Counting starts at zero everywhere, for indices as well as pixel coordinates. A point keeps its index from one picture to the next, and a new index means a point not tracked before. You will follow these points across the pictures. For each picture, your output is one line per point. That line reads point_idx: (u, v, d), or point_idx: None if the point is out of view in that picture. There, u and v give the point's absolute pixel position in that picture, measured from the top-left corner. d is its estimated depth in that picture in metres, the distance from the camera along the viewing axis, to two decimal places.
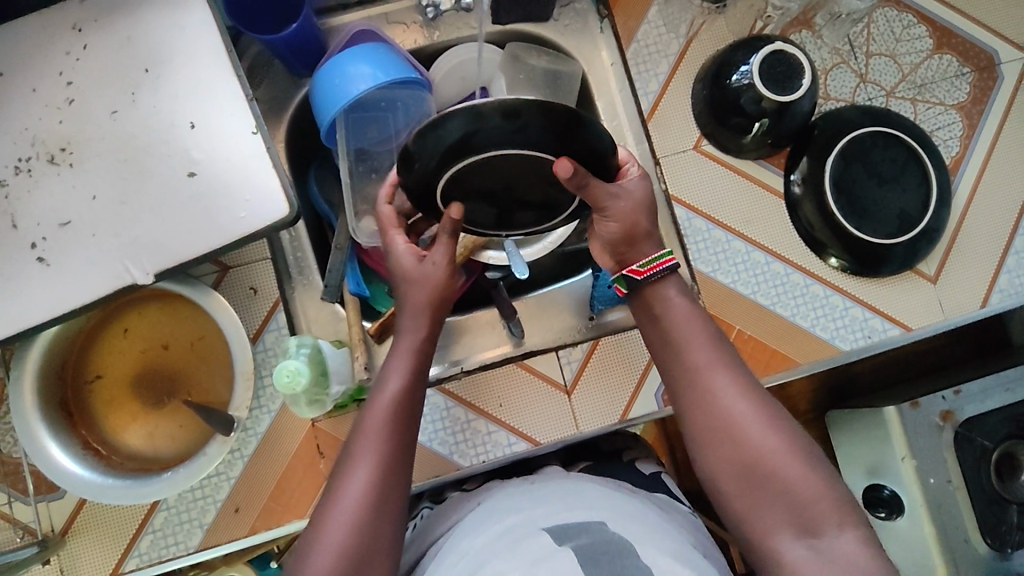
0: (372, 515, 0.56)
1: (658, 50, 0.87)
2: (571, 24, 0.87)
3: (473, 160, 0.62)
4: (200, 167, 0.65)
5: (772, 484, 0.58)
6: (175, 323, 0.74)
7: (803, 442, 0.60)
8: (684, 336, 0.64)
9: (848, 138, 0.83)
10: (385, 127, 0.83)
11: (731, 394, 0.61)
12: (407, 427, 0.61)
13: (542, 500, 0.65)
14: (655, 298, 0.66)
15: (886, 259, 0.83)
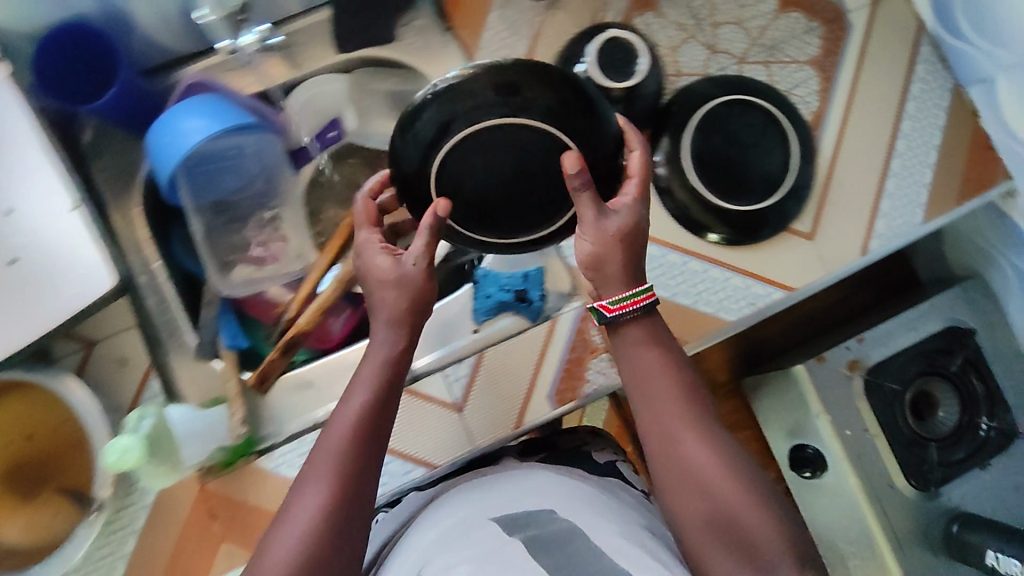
0: (328, 540, 0.50)
1: (503, 54, 0.87)
2: (413, 42, 0.86)
3: (482, 133, 0.52)
4: (22, 254, 0.63)
5: (734, 534, 0.52)
6: (26, 412, 0.76)
7: (763, 489, 0.54)
8: (657, 388, 0.57)
9: (702, 111, 0.83)
10: (241, 174, 0.81)
11: (703, 443, 0.54)
12: (370, 449, 0.54)
13: (492, 501, 0.62)
14: (625, 347, 0.59)
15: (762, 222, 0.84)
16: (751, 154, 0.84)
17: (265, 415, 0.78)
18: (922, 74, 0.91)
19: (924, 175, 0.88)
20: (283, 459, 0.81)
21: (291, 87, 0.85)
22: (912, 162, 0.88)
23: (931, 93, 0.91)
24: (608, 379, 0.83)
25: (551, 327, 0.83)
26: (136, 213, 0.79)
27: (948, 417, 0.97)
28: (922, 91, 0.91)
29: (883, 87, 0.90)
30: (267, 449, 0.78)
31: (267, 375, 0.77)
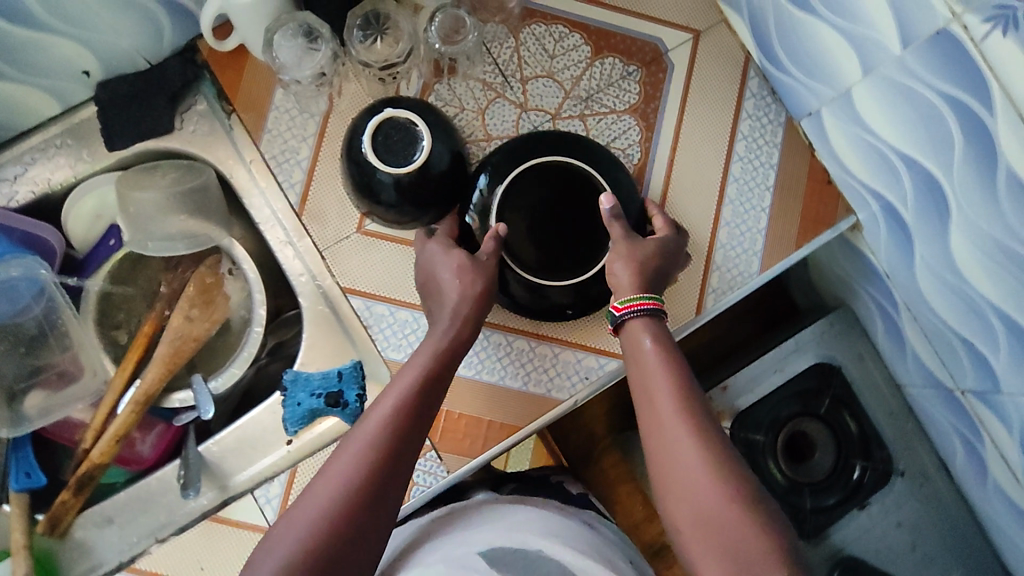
0: (340, 518, 0.54)
1: (294, 135, 0.81)
2: (199, 128, 0.82)
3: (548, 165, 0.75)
4: None
5: (723, 531, 0.55)
6: None
7: (747, 478, 0.58)
8: (653, 383, 0.65)
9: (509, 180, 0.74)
10: (12, 299, 0.78)
11: (687, 445, 0.60)
12: (413, 430, 0.61)
13: (483, 540, 0.64)
14: (633, 344, 0.69)
15: (608, 290, 0.77)
16: (569, 214, 0.75)
17: (66, 555, 0.75)
18: (752, 109, 0.86)
19: (759, 221, 0.85)
20: None
21: (69, 191, 0.81)
22: (744, 208, 0.85)
23: (762, 129, 0.86)
24: (437, 481, 0.78)
25: None
26: None
27: (824, 458, 0.94)
28: (752, 128, 0.86)
29: (710, 128, 0.86)
30: None
31: (57, 517, 0.74)
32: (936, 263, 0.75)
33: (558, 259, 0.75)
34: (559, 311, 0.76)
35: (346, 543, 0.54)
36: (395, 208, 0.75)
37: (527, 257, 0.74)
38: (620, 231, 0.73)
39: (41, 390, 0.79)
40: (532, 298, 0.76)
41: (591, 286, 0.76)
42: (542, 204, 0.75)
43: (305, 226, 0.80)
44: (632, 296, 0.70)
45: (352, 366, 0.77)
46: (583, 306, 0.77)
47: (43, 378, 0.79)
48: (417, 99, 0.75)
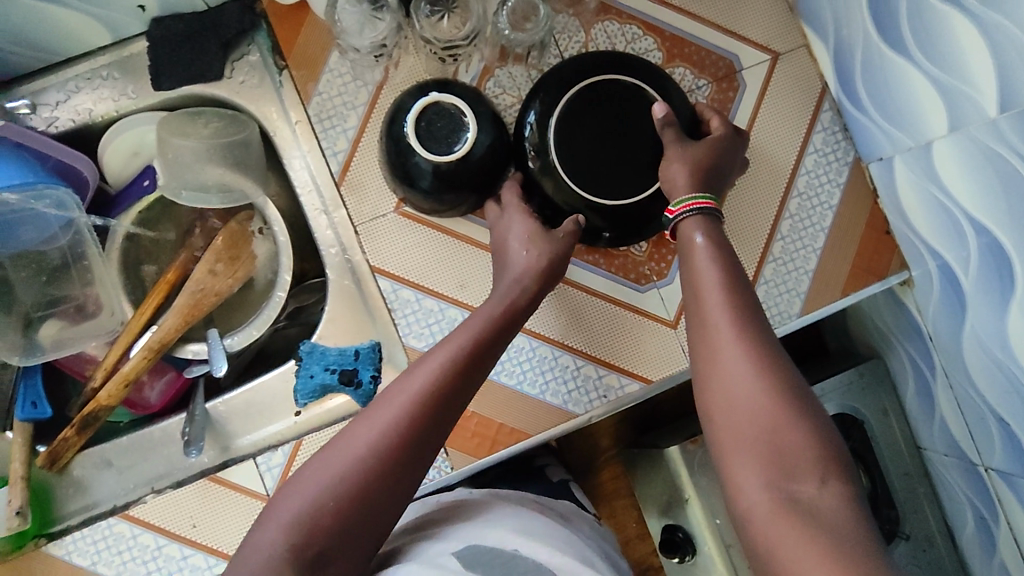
0: (376, 465, 0.53)
1: (344, 101, 0.78)
2: (248, 79, 0.79)
3: (608, 83, 0.74)
4: None
5: (772, 436, 0.52)
6: None
7: (801, 387, 0.55)
8: (705, 287, 0.63)
9: (569, 95, 0.73)
10: (38, 228, 0.76)
11: (736, 349, 0.57)
12: (463, 386, 0.60)
13: (464, 536, 0.61)
14: (688, 247, 0.66)
15: (649, 220, 0.75)
16: (624, 135, 0.74)
17: (65, 489, 0.74)
18: (820, 143, 0.83)
19: (808, 262, 0.81)
20: (75, 546, 0.71)
21: (111, 125, 0.80)
22: (794, 245, 0.81)
23: (827, 165, 0.82)
24: (440, 475, 0.75)
25: None
26: None
27: None
28: (816, 163, 0.82)
29: (773, 155, 0.82)
30: (60, 533, 0.73)
31: (56, 454, 0.73)
32: (987, 338, 0.71)
33: (608, 182, 0.73)
34: (595, 234, 0.76)
35: (383, 491, 0.53)
36: (434, 196, 0.72)
37: (578, 174, 0.73)
38: (672, 137, 0.72)
39: (57, 319, 0.78)
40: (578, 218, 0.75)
41: (637, 210, 0.74)
42: (599, 125, 0.73)
43: (343, 196, 0.78)
44: (685, 200, 0.69)
45: (368, 346, 0.76)
46: (621, 235, 0.76)
47: (60, 309, 0.78)
48: (449, 82, 0.71)
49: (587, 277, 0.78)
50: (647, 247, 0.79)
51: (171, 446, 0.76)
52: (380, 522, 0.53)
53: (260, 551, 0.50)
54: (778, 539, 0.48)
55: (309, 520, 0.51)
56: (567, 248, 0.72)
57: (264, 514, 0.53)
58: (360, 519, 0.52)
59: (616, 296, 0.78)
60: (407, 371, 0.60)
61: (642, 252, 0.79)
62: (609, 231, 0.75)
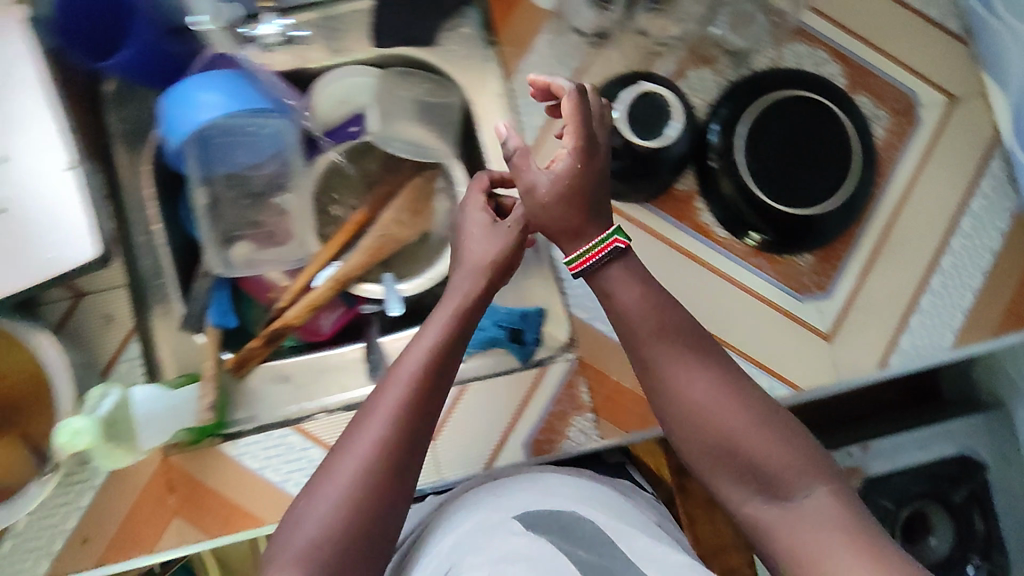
0: (370, 487, 0.59)
1: (545, 81, 0.81)
2: (456, 48, 0.83)
3: (800, 95, 0.79)
4: (7, 204, 0.60)
5: (741, 462, 0.62)
6: (6, 355, 0.70)
7: (767, 408, 0.64)
8: (621, 309, 0.66)
9: (764, 99, 0.79)
10: (251, 152, 0.80)
11: (691, 385, 0.65)
12: (432, 387, 0.63)
13: (515, 500, 0.73)
14: (600, 285, 0.67)
15: (807, 232, 0.80)
16: (813, 146, 0.78)
17: (240, 398, 0.80)
18: (987, 189, 0.85)
19: (963, 299, 0.82)
20: (248, 449, 0.76)
21: (322, 73, 0.84)
22: (953, 282, 0.83)
23: (990, 212, 0.84)
24: (588, 441, 0.79)
25: (540, 373, 0.80)
26: (146, 172, 0.80)
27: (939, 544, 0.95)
28: (981, 207, 0.84)
29: (942, 194, 0.84)
30: (234, 434, 0.77)
31: (246, 360, 0.79)
32: None
33: (784, 186, 0.78)
34: (749, 231, 0.80)
35: (383, 508, 0.60)
36: (623, 177, 0.77)
37: (755, 174, 0.78)
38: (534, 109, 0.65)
39: (248, 242, 0.83)
40: (739, 214, 0.79)
41: (793, 219, 0.78)
42: (786, 133, 0.78)
43: (532, 168, 0.82)
44: (599, 239, 0.65)
45: (535, 311, 0.81)
46: (771, 242, 0.80)
47: (252, 232, 0.82)
48: (663, 79, 0.77)
49: (752, 279, 0.82)
50: (812, 260, 0.82)
51: (351, 374, 0.81)
52: (389, 526, 0.61)
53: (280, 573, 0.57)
54: (776, 536, 0.60)
55: (322, 543, 0.58)
56: (516, 242, 0.70)
57: (286, 525, 0.60)
58: (366, 533, 0.59)
59: (776, 302, 0.82)
60: (382, 385, 0.63)
61: (807, 265, 0.82)
62: (762, 234, 0.80)
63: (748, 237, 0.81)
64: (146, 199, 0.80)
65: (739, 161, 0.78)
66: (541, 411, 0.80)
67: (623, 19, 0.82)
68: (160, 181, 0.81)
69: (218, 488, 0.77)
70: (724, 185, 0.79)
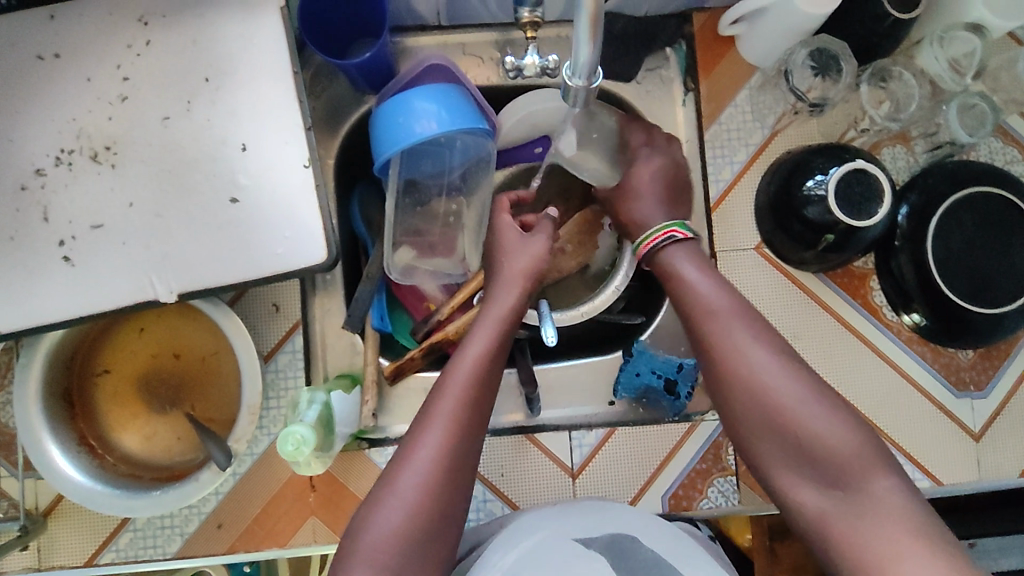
0: (434, 493, 0.57)
1: (739, 136, 0.81)
2: (654, 90, 0.82)
3: (996, 195, 0.77)
4: (245, 193, 0.60)
5: (799, 446, 0.54)
6: (187, 332, 0.70)
7: (826, 391, 0.57)
8: (702, 298, 0.62)
9: (963, 192, 0.77)
10: (439, 161, 0.79)
11: (753, 349, 0.58)
12: (485, 386, 0.63)
13: (579, 512, 0.70)
14: (675, 276, 0.66)
15: (973, 331, 0.77)
16: (992, 250, 0.77)
17: (387, 403, 0.78)
18: None
19: None
20: None
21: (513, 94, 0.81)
22: None
23: None
24: (726, 502, 0.78)
25: (688, 428, 0.79)
26: (331, 165, 0.79)
27: None
28: None
29: None
30: (381, 441, 0.77)
31: (403, 371, 0.77)
32: None
33: (958, 277, 0.76)
34: (906, 302, 0.80)
35: (445, 499, 0.57)
36: (809, 244, 0.76)
37: (936, 261, 0.76)
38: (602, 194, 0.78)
39: (408, 248, 0.82)
40: (906, 290, 0.79)
41: (953, 309, 0.76)
42: (974, 230, 0.77)
43: (709, 221, 0.81)
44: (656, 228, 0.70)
45: (693, 364, 0.80)
46: (930, 328, 0.79)
47: (416, 239, 0.83)
48: (874, 157, 0.75)
49: (911, 366, 0.82)
50: (972, 356, 0.82)
51: (507, 397, 0.81)
52: (450, 526, 0.58)
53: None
54: (840, 533, 0.51)
55: (393, 545, 0.55)
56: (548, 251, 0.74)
57: (353, 533, 0.56)
58: (436, 519, 0.57)
59: (931, 392, 0.81)
60: (439, 384, 0.62)
61: (967, 360, 0.82)
62: (923, 317, 0.79)
63: (907, 315, 0.81)
64: (328, 192, 0.79)
65: (924, 242, 0.76)
66: (684, 467, 0.79)
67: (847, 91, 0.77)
68: (340, 174, 0.81)
69: (359, 494, 0.76)
70: (896, 258, 0.79)
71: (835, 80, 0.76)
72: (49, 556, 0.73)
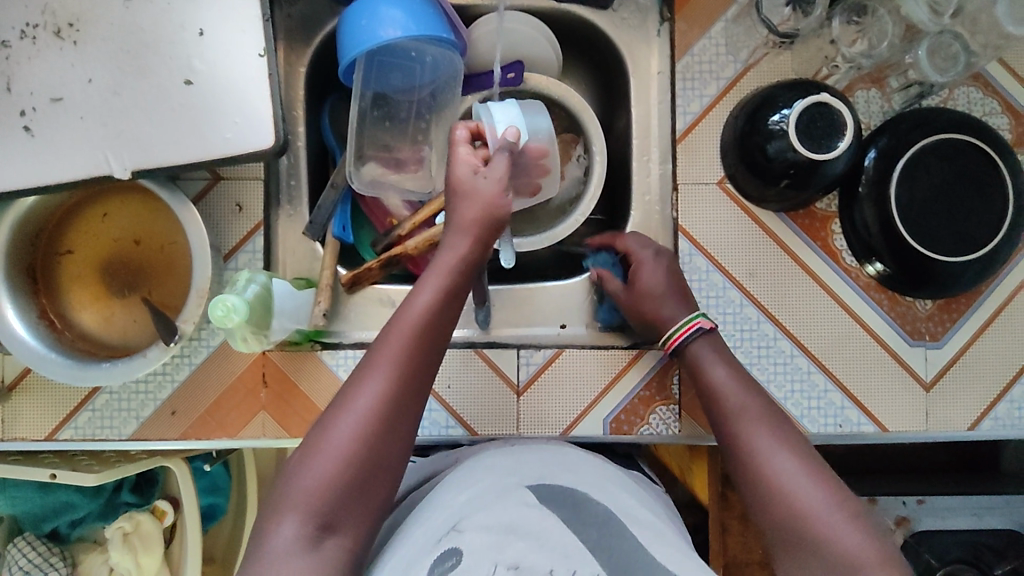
0: (362, 452, 0.56)
1: (711, 69, 0.80)
2: (629, 19, 0.83)
3: (967, 139, 0.76)
4: (199, 77, 0.62)
5: (805, 542, 0.55)
6: (150, 221, 0.73)
7: (837, 476, 0.58)
8: (728, 396, 0.65)
9: (935, 137, 0.75)
10: (409, 75, 0.81)
11: (773, 451, 0.60)
12: (430, 351, 0.60)
13: (532, 455, 0.72)
14: (693, 363, 0.69)
15: (937, 277, 0.76)
16: (964, 199, 0.75)
17: (342, 311, 0.81)
18: None
19: None
20: (344, 362, 0.78)
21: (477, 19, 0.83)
22: None
23: None
24: (667, 431, 0.79)
25: (636, 354, 0.79)
26: (302, 73, 0.81)
27: None
28: None
29: None
30: (334, 345, 0.80)
31: (359, 279, 0.79)
32: None
33: (924, 224, 0.75)
34: (870, 254, 0.79)
35: (366, 461, 0.56)
36: (772, 182, 0.75)
37: (899, 210, 0.75)
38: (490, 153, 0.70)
39: (377, 163, 0.83)
40: (869, 237, 0.78)
41: (917, 258, 0.75)
42: (942, 178, 0.75)
43: (675, 154, 0.81)
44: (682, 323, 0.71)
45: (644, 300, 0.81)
46: (890, 276, 0.79)
47: (383, 155, 0.83)
48: (842, 94, 0.75)
49: (868, 312, 0.81)
50: (931, 307, 0.81)
51: (462, 314, 0.83)
52: (375, 498, 0.57)
53: (275, 539, 0.53)
54: None
55: (317, 504, 0.55)
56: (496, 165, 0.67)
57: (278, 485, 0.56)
58: (358, 488, 0.56)
59: (886, 340, 0.81)
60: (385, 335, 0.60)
61: (925, 310, 0.81)
62: (884, 267, 0.78)
63: (867, 263, 0.80)
64: (297, 101, 0.81)
65: (890, 195, 0.75)
66: (629, 392, 0.79)
67: (819, 27, 0.78)
68: (311, 83, 0.83)
69: (308, 394, 0.78)
70: (861, 209, 0.78)
71: (806, 12, 0.76)
72: (12, 429, 0.77)
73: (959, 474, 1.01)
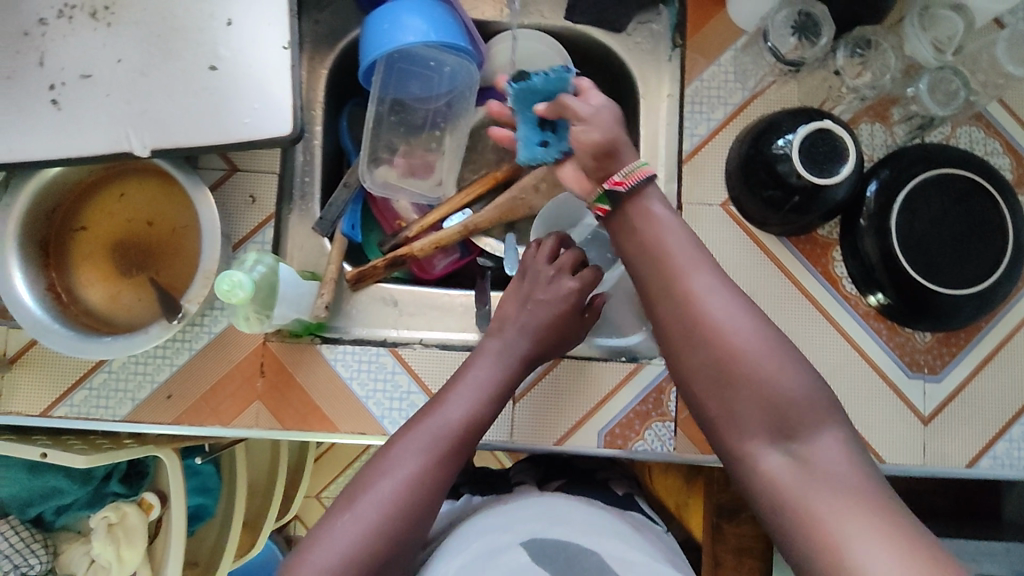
0: (390, 525, 0.58)
1: (719, 95, 0.82)
2: (641, 43, 0.87)
3: (967, 173, 0.77)
4: (223, 63, 0.65)
5: (744, 387, 0.54)
6: (163, 204, 0.75)
7: (776, 337, 0.56)
8: (657, 238, 0.60)
9: (937, 170, 0.76)
10: (427, 85, 0.84)
11: (709, 294, 0.57)
12: (462, 446, 0.63)
13: (522, 518, 0.68)
14: (638, 211, 0.61)
15: (938, 310, 0.76)
16: (965, 232, 0.76)
17: (345, 307, 0.82)
18: None
19: None
20: (342, 357, 0.78)
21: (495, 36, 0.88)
22: None
23: None
24: (662, 448, 0.78)
25: (634, 367, 0.80)
26: (323, 75, 0.83)
27: None
28: None
29: None
30: (334, 339, 0.80)
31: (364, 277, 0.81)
32: None
33: (926, 256, 0.75)
34: (873, 285, 0.79)
35: (393, 536, 0.58)
36: (776, 207, 0.76)
37: (901, 241, 0.75)
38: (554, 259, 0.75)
39: (390, 167, 0.85)
40: (871, 268, 0.78)
41: (916, 289, 0.75)
42: (943, 212, 0.76)
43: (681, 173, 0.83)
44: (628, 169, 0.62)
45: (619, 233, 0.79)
46: (891, 306, 0.79)
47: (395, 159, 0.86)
48: (844, 122, 0.76)
49: (867, 340, 0.81)
50: (930, 340, 0.81)
51: (463, 318, 0.83)
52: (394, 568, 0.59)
53: None
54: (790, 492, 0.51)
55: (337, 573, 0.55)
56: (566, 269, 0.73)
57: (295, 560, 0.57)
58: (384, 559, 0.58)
59: (884, 370, 0.81)
60: (414, 424, 0.63)
61: (924, 343, 0.81)
62: (886, 297, 0.78)
63: (869, 294, 0.80)
64: (317, 101, 0.83)
65: (892, 225, 0.75)
66: (624, 407, 0.79)
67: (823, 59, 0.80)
68: (332, 86, 0.86)
69: (305, 386, 0.78)
70: (864, 239, 0.78)
71: (813, 43, 0.77)
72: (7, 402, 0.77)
73: (958, 521, 0.98)
